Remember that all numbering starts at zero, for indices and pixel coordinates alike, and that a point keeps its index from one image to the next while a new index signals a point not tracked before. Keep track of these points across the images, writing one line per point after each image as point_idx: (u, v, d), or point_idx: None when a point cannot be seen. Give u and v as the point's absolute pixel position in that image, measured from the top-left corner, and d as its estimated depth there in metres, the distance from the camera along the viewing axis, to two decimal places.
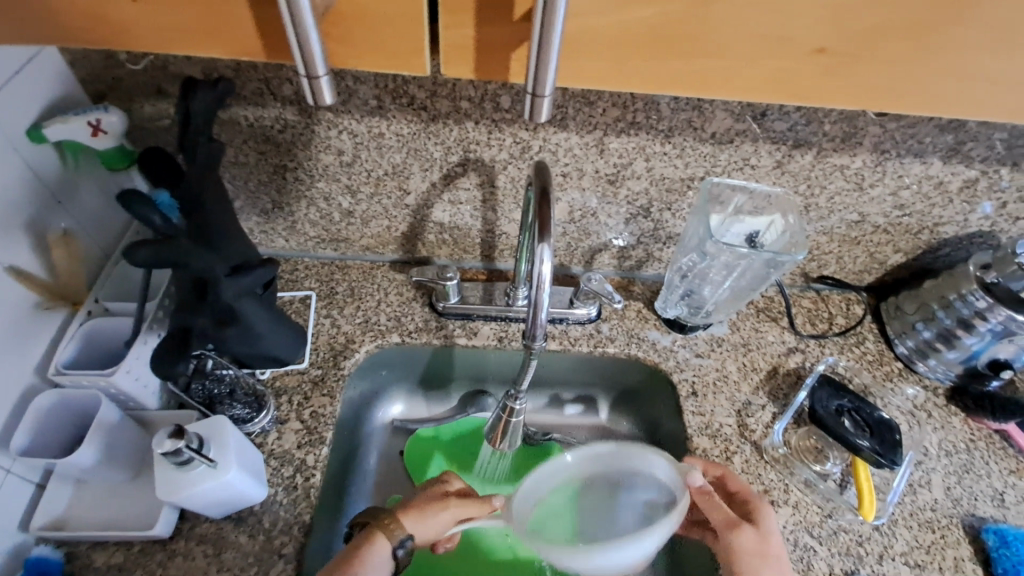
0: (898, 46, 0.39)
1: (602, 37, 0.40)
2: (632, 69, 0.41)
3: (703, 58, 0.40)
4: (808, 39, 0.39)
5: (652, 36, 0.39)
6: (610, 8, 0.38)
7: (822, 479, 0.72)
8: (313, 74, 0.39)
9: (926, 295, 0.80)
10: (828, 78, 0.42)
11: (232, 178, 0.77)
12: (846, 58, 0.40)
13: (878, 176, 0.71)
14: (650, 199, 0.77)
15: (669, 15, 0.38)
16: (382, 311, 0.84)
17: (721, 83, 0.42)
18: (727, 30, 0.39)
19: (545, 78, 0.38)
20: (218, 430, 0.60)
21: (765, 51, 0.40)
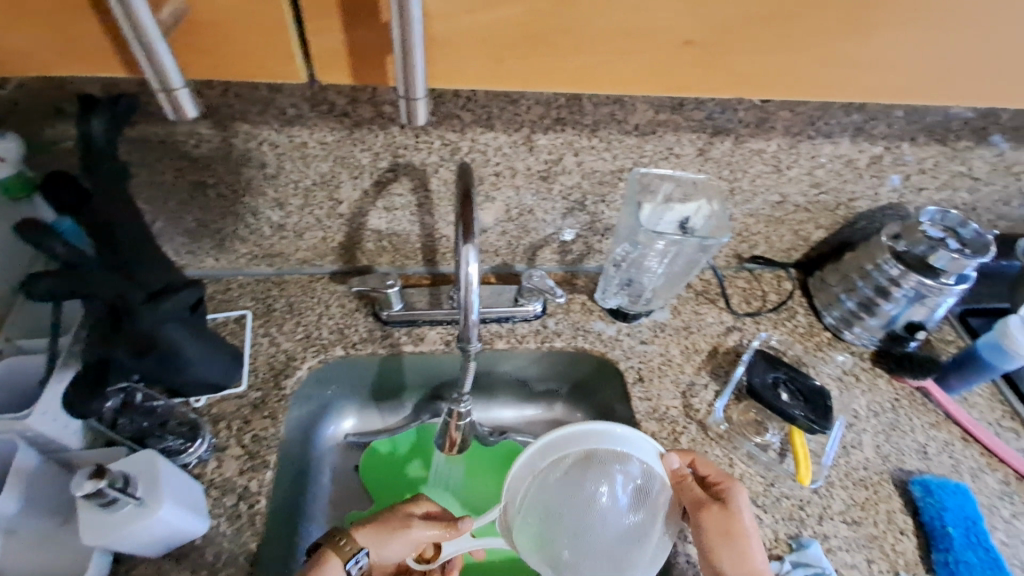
0: (761, 35, 0.40)
1: (473, 38, 0.39)
2: (507, 67, 0.42)
3: (576, 53, 0.41)
4: (674, 31, 0.40)
5: (522, 33, 0.39)
6: (476, 8, 0.38)
7: (764, 450, 0.75)
8: (170, 87, 0.38)
9: (846, 267, 0.85)
10: (697, 68, 0.42)
11: (150, 199, 0.73)
12: (713, 50, 0.41)
13: (793, 158, 0.75)
14: (584, 192, 0.78)
15: (536, 12, 0.38)
16: (324, 325, 0.82)
17: (598, 79, 0.43)
18: (594, 26, 0.39)
19: (414, 81, 0.39)
20: (146, 467, 0.57)
21: (634, 45, 0.41)
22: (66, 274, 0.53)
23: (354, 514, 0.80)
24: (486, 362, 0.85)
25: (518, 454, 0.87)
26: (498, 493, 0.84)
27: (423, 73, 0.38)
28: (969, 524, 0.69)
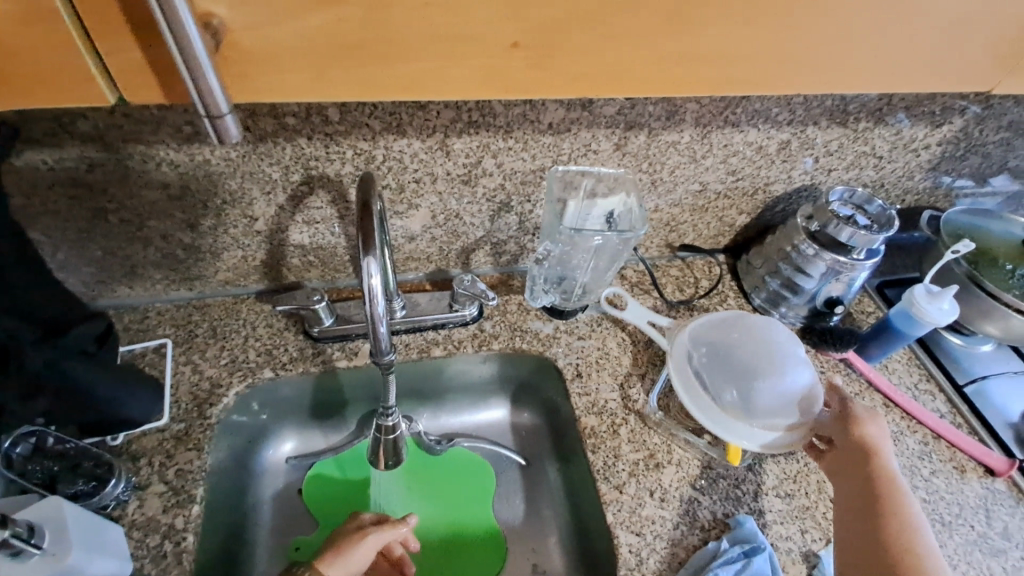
0: (591, 33, 0.40)
1: (285, 51, 0.38)
2: (330, 78, 0.40)
3: (401, 61, 0.40)
4: (496, 36, 0.39)
5: (336, 43, 0.38)
6: (277, 20, 0.36)
7: (700, 434, 0.76)
8: None
9: (769, 249, 0.89)
10: (531, 71, 0.42)
11: (44, 230, 0.68)
12: (542, 52, 0.41)
13: (707, 148, 0.77)
14: (508, 193, 0.78)
15: (346, 21, 0.37)
16: (251, 347, 0.79)
17: (431, 86, 0.42)
18: (411, 33, 0.38)
19: (216, 105, 0.39)
20: (53, 515, 0.53)
21: (458, 51, 0.40)
22: None
23: (300, 540, 0.77)
24: (430, 369, 0.83)
25: (466, 459, 0.86)
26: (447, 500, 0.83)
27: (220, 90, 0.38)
28: None
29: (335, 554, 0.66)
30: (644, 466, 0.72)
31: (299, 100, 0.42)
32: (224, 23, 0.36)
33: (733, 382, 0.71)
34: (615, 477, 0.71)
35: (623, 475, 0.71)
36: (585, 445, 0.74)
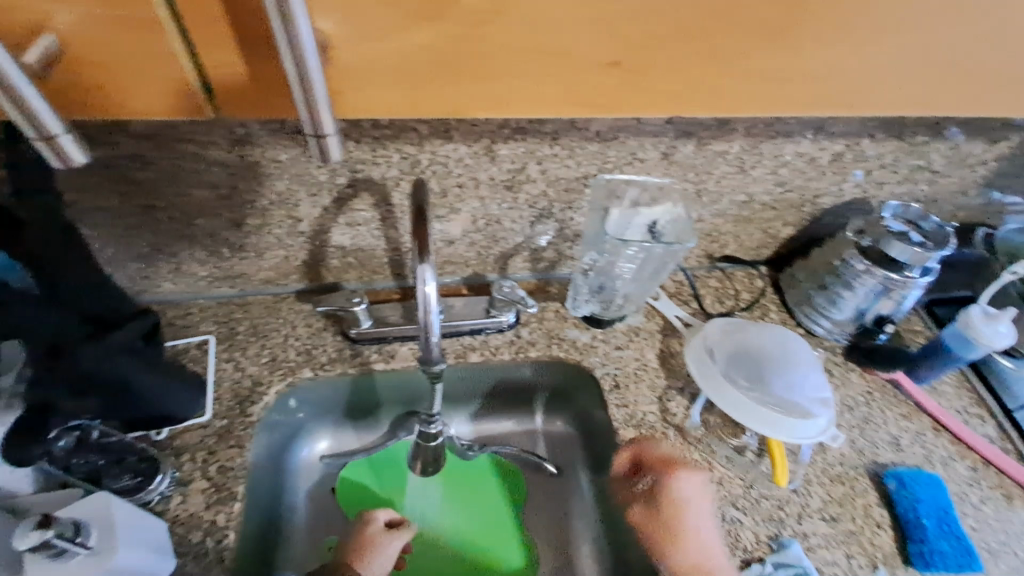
0: (656, 80, 0.51)
1: (388, 60, 0.47)
2: (427, 91, 0.50)
3: (492, 79, 0.49)
4: (591, 53, 0.48)
5: (427, 58, 0.47)
6: (382, 35, 0.45)
7: (741, 452, 0.75)
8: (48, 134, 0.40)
9: (816, 262, 0.86)
10: (619, 87, 0.51)
11: (96, 227, 0.69)
12: (633, 69, 0.50)
13: (756, 158, 0.75)
14: (550, 200, 0.77)
15: (442, 42, 0.46)
16: (291, 346, 0.79)
17: (521, 101, 0.52)
18: (507, 56, 0.48)
19: (321, 119, 0.43)
20: (99, 511, 0.53)
21: (553, 66, 0.49)
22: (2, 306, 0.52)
23: (334, 538, 0.78)
24: (466, 375, 0.83)
25: (499, 466, 0.86)
26: (479, 506, 0.83)
27: (325, 101, 0.42)
28: (943, 514, 0.70)
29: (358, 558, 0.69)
30: (684, 482, 0.71)
31: (408, 110, 0.52)
32: (328, 36, 0.44)
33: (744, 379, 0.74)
34: (655, 493, 0.70)
35: (663, 490, 0.70)
36: (623, 459, 0.73)
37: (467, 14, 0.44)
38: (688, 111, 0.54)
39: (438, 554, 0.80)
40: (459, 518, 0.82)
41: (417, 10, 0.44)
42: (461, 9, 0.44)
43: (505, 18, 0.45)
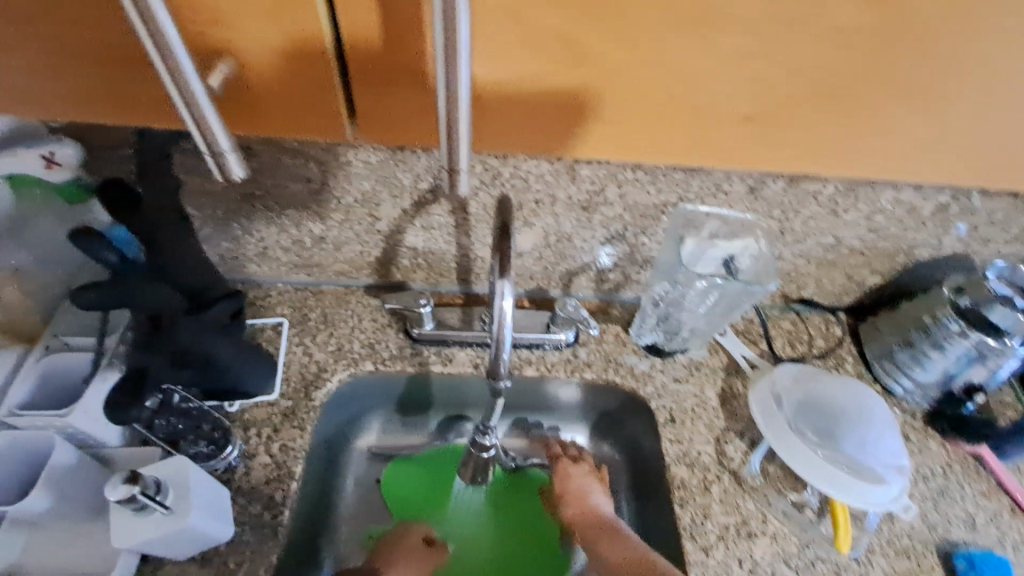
0: (782, 132, 0.53)
1: (529, 100, 0.51)
2: (560, 130, 0.54)
3: (623, 125, 0.53)
4: (725, 107, 0.51)
5: (563, 101, 0.51)
6: (530, 78, 0.49)
7: (799, 508, 0.71)
8: (217, 151, 0.42)
9: (904, 317, 0.80)
10: (748, 139, 0.54)
11: (199, 207, 0.75)
12: (764, 120, 0.52)
13: (851, 202, 0.71)
14: (624, 223, 0.76)
15: (583, 88, 0.50)
16: (356, 338, 0.83)
17: (647, 145, 0.55)
18: (643, 105, 0.51)
19: (459, 146, 0.43)
20: (178, 474, 0.57)
21: (687, 117, 0.52)
22: (116, 285, 0.55)
23: (375, 528, 0.80)
24: (520, 387, 0.84)
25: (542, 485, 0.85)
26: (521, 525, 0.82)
27: (465, 142, 0.43)
28: None
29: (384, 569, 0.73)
30: (734, 531, 0.69)
31: (539, 145, 0.56)
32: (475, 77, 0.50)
33: (808, 432, 0.70)
34: (702, 537, 0.68)
35: (711, 536, 0.68)
36: (672, 497, 0.71)
37: (612, 65, 0.48)
38: (808, 164, 0.56)
39: (472, 560, 0.80)
40: (496, 529, 0.82)
41: (564, 58, 0.48)
42: (610, 60, 0.48)
43: (648, 71, 0.48)
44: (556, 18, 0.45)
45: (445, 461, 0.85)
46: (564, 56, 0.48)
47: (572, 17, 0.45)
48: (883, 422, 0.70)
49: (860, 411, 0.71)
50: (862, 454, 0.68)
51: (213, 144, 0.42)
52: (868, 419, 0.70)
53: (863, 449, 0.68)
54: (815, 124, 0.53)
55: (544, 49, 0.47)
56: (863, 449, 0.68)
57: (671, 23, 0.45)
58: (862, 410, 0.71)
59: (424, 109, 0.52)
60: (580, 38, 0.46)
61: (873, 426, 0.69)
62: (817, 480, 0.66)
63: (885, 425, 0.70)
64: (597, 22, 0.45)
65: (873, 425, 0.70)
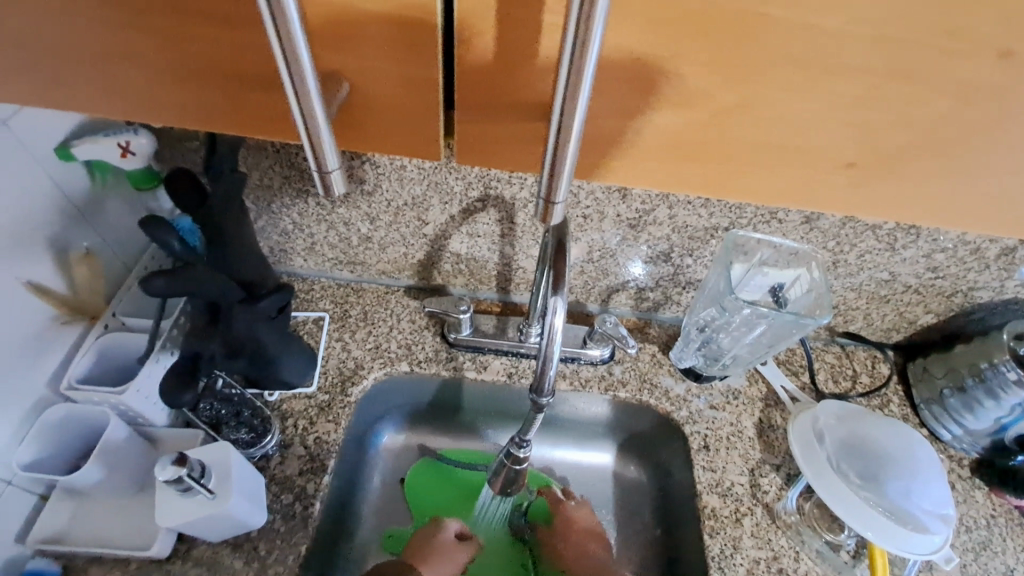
0: (898, 183, 0.48)
1: (627, 140, 0.47)
2: (663, 168, 0.49)
3: (724, 162, 0.48)
4: (838, 156, 0.46)
5: (668, 142, 0.46)
6: (631, 115, 0.45)
7: (834, 550, 0.69)
8: (325, 168, 0.40)
9: (957, 360, 0.77)
10: (856, 186, 0.49)
11: (256, 200, 0.77)
12: (878, 169, 0.47)
13: (910, 239, 0.69)
14: (671, 244, 0.75)
15: (689, 127, 0.45)
16: (394, 338, 0.84)
17: (757, 189, 0.50)
18: (752, 145, 0.46)
19: (559, 186, 0.41)
20: (222, 458, 0.59)
21: (799, 164, 0.47)
22: (179, 272, 0.54)
23: (394, 529, 0.79)
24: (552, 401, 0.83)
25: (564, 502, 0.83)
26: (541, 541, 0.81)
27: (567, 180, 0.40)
28: None
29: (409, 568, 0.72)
30: (765, 567, 0.67)
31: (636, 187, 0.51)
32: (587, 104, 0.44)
33: (847, 474, 0.67)
34: (731, 570, 0.66)
35: (740, 570, 0.67)
36: (702, 526, 0.70)
37: (725, 106, 0.43)
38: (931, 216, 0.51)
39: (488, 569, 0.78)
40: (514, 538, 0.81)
41: (675, 97, 0.43)
42: (727, 101, 0.43)
43: (762, 114, 0.43)
44: (671, 55, 0.40)
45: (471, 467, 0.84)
46: (675, 96, 0.43)
47: (690, 55, 0.40)
48: (926, 467, 0.67)
49: (903, 455, 0.68)
50: (906, 500, 0.64)
51: (321, 164, 0.40)
52: (912, 464, 0.67)
53: (907, 495, 0.65)
54: (938, 175, 0.47)
55: (652, 88, 0.42)
56: (907, 496, 0.65)
57: (793, 65, 0.40)
58: (905, 454, 0.68)
59: (521, 138, 0.48)
60: (693, 76, 0.41)
61: (917, 471, 0.66)
62: (858, 524, 0.63)
63: (930, 471, 0.67)
64: (714, 63, 0.40)
65: (918, 471, 0.66)
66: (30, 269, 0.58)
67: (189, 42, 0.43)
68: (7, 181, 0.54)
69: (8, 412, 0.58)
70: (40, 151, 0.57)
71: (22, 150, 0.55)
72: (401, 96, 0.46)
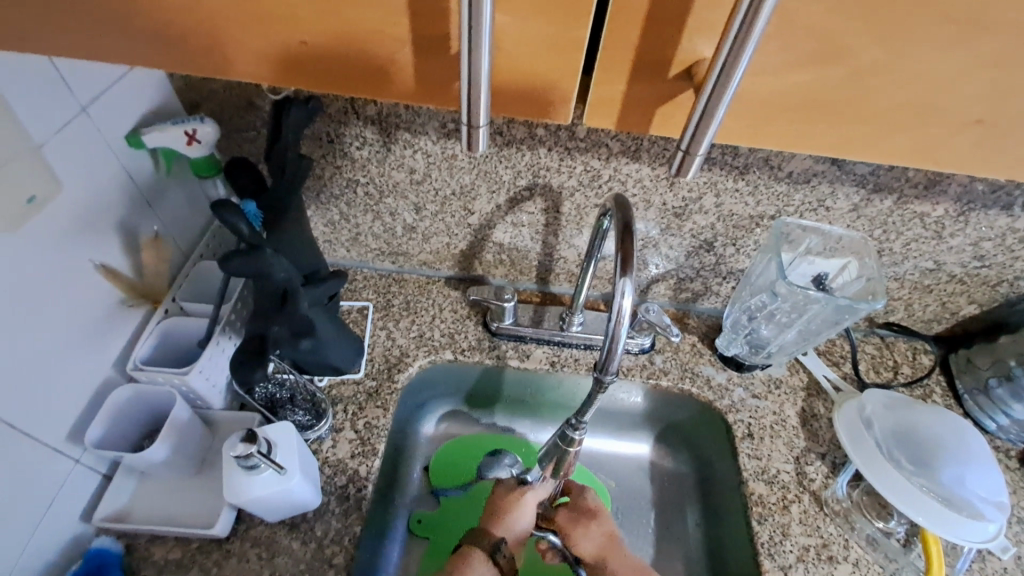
0: (1011, 146, 0.36)
1: (749, 100, 0.35)
2: (767, 130, 0.37)
3: (845, 117, 0.36)
4: (961, 110, 0.34)
5: (796, 100, 0.35)
6: (765, 72, 0.34)
7: (885, 537, 0.69)
8: (473, 124, 0.35)
9: (1002, 350, 0.77)
10: (975, 148, 0.37)
11: (306, 190, 0.78)
12: (991, 134, 0.36)
13: (959, 226, 0.69)
14: (715, 233, 0.76)
15: (822, 84, 0.34)
16: (436, 327, 0.85)
17: (856, 148, 0.38)
18: (880, 97, 0.34)
19: (703, 138, 0.34)
20: (285, 437, 0.60)
21: (906, 122, 0.36)
22: (254, 255, 0.55)
23: (422, 513, 0.79)
24: (578, 386, 0.84)
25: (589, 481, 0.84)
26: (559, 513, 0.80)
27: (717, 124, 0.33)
28: None
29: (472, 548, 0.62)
30: (815, 554, 0.67)
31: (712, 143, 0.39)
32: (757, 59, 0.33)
33: (899, 460, 0.67)
34: (781, 556, 0.67)
35: (790, 556, 0.67)
36: (750, 512, 0.70)
37: (861, 64, 0.33)
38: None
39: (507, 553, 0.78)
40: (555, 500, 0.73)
41: (811, 54, 0.32)
42: (867, 56, 0.32)
43: (894, 75, 0.33)
44: (817, 10, 0.31)
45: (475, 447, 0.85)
46: (812, 50, 0.32)
47: (835, 7, 0.30)
48: (981, 456, 0.66)
49: (958, 443, 0.67)
50: (963, 489, 0.64)
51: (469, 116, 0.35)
52: (968, 453, 0.66)
53: (963, 483, 0.64)
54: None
55: (792, 43, 0.32)
56: (964, 485, 0.64)
57: (950, 16, 0.30)
58: (959, 442, 0.67)
59: (668, 94, 0.36)
60: (839, 32, 0.31)
61: (972, 460, 0.65)
62: (910, 509, 0.64)
63: (985, 459, 0.66)
64: (864, 14, 0.30)
65: (974, 460, 0.65)
66: (101, 252, 0.60)
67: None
68: (85, 166, 0.56)
69: (78, 394, 0.59)
70: (111, 137, 0.59)
71: (99, 136, 0.57)
72: (515, 54, 0.35)
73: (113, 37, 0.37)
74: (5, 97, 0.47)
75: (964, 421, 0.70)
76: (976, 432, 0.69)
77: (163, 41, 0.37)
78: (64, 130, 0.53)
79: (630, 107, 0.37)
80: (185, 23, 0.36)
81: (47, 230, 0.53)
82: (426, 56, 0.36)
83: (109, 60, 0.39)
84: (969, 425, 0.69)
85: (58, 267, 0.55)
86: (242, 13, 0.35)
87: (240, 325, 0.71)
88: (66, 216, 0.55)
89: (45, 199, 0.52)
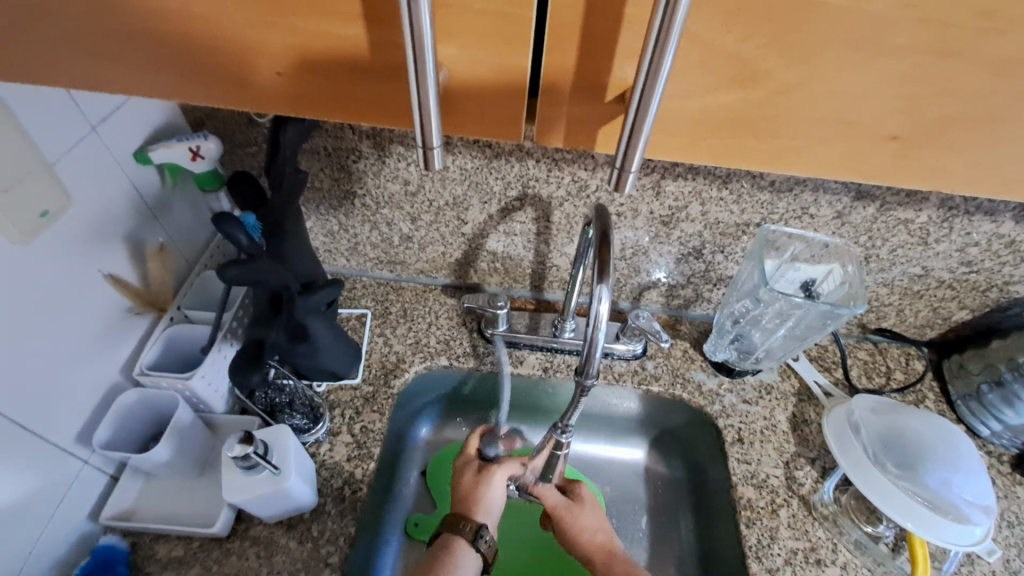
0: (937, 160, 0.38)
1: (684, 119, 0.37)
2: (705, 145, 0.39)
3: (782, 136, 0.37)
4: (884, 125, 0.36)
5: (726, 118, 0.37)
6: (692, 94, 0.35)
7: (874, 541, 0.69)
8: (427, 144, 0.37)
9: (993, 355, 0.77)
10: (913, 162, 0.38)
11: (307, 202, 0.81)
12: (929, 148, 0.37)
13: (944, 232, 0.70)
14: (703, 241, 0.77)
15: (748, 104, 0.36)
16: (432, 334, 0.87)
17: (794, 162, 0.39)
18: (808, 117, 0.36)
19: (635, 153, 0.36)
20: (279, 439, 0.64)
21: (837, 138, 0.37)
22: (253, 264, 0.58)
23: (417, 517, 0.80)
24: (563, 388, 0.85)
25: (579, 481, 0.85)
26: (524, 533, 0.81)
27: (646, 143, 0.35)
28: None
29: (452, 534, 0.68)
30: (803, 557, 0.68)
31: (659, 160, 0.41)
32: (694, 85, 0.35)
33: (884, 463, 0.68)
34: (769, 560, 0.67)
35: (778, 560, 0.67)
36: (739, 516, 0.71)
37: (783, 85, 0.34)
38: (995, 193, 0.40)
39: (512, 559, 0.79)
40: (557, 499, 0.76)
41: (746, 77, 0.34)
42: (794, 79, 0.34)
43: (827, 94, 0.35)
44: (731, 39, 0.33)
45: (450, 459, 0.85)
46: (734, 73, 0.34)
47: (761, 35, 0.32)
48: (964, 457, 0.66)
49: (942, 445, 0.67)
50: (947, 491, 0.64)
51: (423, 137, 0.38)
52: (951, 454, 0.66)
53: (947, 486, 0.64)
54: (978, 151, 0.37)
55: (723, 69, 0.34)
56: (948, 488, 0.64)
57: (858, 41, 0.32)
58: (943, 445, 0.67)
59: (613, 114, 0.38)
60: (755, 58, 0.33)
61: (955, 462, 0.65)
62: (896, 513, 0.64)
63: (967, 461, 0.66)
64: (777, 41, 0.32)
65: (959, 462, 0.66)
66: (107, 263, 0.63)
67: (197, 28, 0.36)
68: (94, 182, 0.60)
69: (84, 398, 0.62)
70: (118, 153, 0.62)
71: (106, 153, 0.61)
72: (467, 78, 0.37)
73: (99, 72, 0.40)
74: (15, 117, 0.50)
75: (946, 422, 0.70)
76: (958, 433, 0.69)
77: (146, 70, 0.39)
78: (73, 149, 0.57)
79: (579, 128, 0.39)
80: (165, 55, 0.38)
81: (57, 242, 0.56)
82: (385, 81, 0.38)
83: (97, 89, 0.41)
84: (952, 427, 0.69)
85: (66, 278, 0.58)
86: (216, 44, 0.37)
87: (240, 332, 0.74)
88: (75, 229, 0.58)
89: (57, 213, 0.55)
